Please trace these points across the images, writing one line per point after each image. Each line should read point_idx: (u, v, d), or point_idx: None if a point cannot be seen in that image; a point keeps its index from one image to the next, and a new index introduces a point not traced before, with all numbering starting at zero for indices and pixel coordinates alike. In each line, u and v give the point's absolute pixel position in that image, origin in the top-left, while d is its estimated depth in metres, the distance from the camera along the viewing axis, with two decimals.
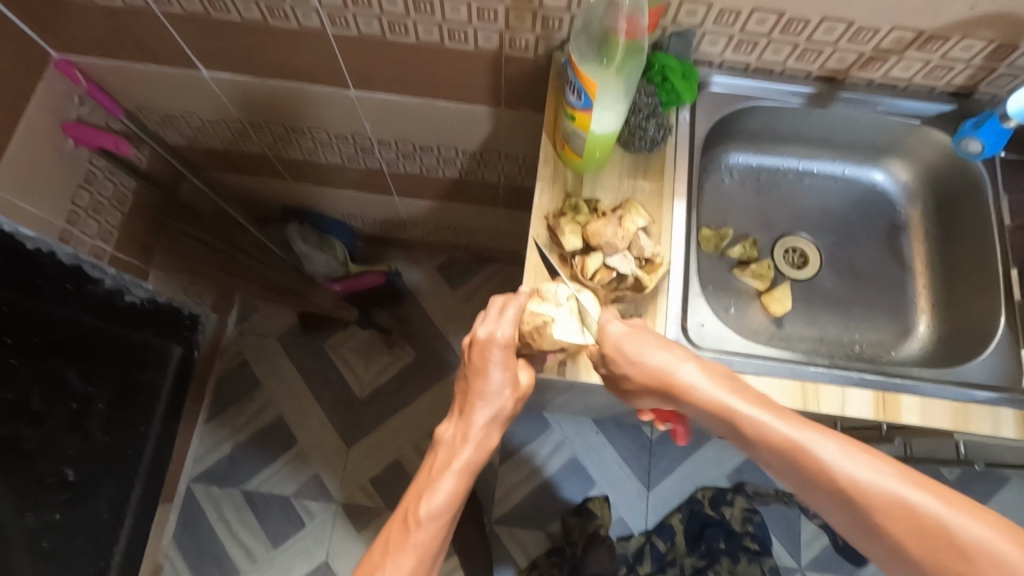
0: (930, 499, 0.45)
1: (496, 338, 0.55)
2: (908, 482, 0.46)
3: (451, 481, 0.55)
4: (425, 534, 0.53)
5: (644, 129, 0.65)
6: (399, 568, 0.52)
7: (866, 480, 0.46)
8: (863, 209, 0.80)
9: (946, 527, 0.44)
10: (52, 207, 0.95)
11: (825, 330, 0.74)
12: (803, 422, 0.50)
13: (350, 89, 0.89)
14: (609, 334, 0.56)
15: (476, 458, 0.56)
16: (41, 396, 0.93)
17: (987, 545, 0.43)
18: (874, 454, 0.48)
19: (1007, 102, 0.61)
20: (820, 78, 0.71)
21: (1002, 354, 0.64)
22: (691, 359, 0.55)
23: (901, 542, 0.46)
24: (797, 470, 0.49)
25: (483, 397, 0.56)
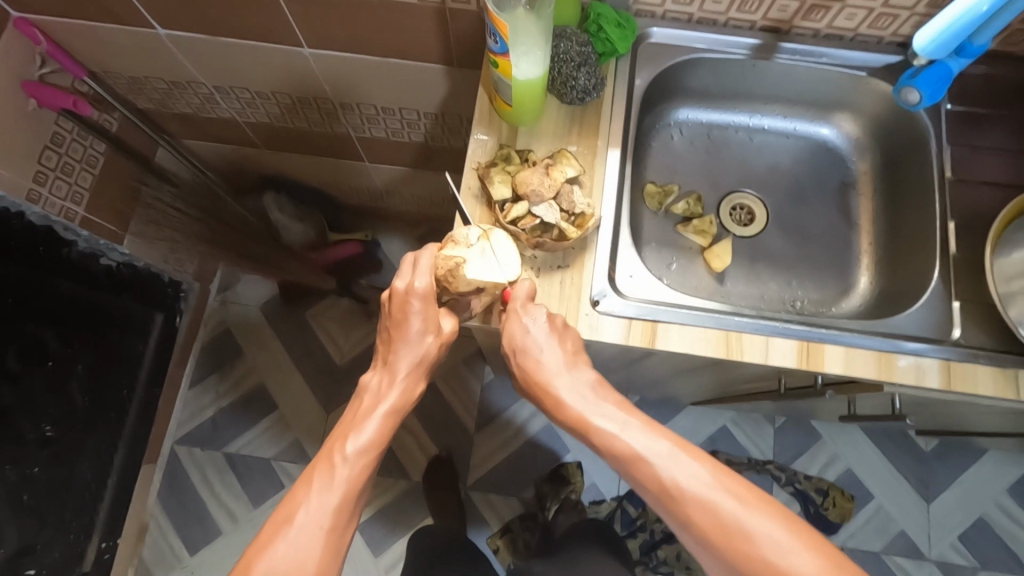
0: (728, 497, 0.51)
1: (414, 290, 0.57)
2: (717, 482, 0.52)
3: (376, 423, 0.58)
4: (349, 470, 0.55)
5: (576, 78, 0.64)
6: (323, 504, 0.54)
7: (685, 483, 0.52)
8: (812, 166, 0.79)
9: (745, 524, 0.50)
10: (19, 168, 0.97)
11: (767, 286, 0.74)
12: (643, 425, 0.55)
13: (304, 47, 0.89)
14: (517, 327, 0.58)
15: (401, 401, 0.59)
16: (17, 356, 0.96)
17: (768, 535, 0.49)
18: (696, 457, 0.53)
19: (914, 39, 0.57)
20: (765, 29, 0.70)
21: (934, 306, 0.63)
22: (568, 367, 0.58)
23: (709, 538, 0.51)
24: (633, 474, 0.54)
25: (407, 344, 0.58)
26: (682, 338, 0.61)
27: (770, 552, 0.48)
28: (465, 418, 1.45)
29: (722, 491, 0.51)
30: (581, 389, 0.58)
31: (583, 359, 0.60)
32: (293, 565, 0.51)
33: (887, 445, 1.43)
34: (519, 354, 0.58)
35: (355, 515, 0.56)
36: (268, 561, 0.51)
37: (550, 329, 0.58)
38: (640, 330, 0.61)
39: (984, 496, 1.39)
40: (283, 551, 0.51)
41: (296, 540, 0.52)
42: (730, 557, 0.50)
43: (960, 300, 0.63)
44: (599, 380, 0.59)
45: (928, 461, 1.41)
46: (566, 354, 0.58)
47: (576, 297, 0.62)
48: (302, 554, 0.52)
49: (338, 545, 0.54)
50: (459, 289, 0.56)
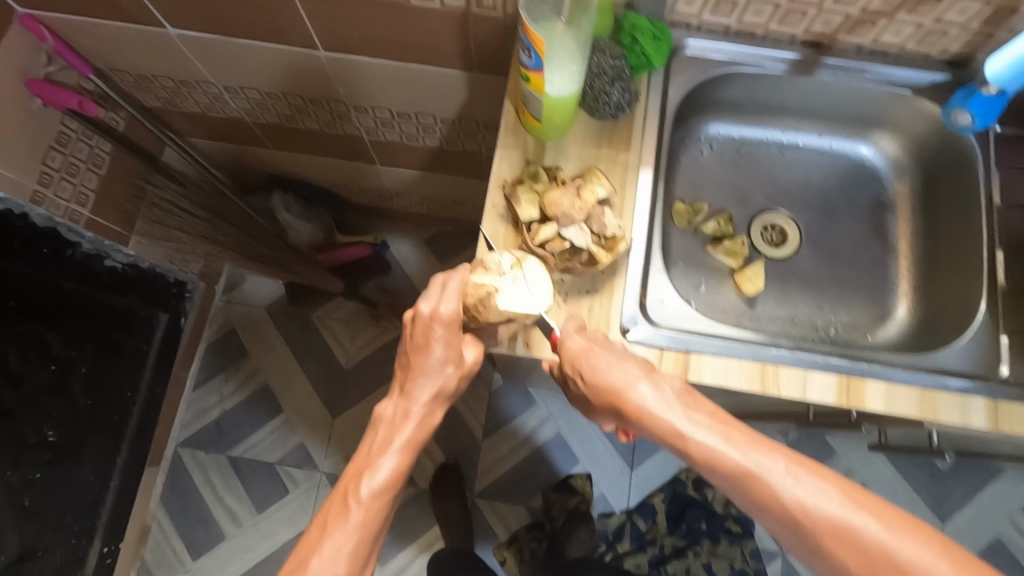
0: (862, 513, 0.45)
1: (439, 317, 0.53)
2: (846, 501, 0.46)
3: (393, 459, 0.54)
4: (365, 510, 0.53)
5: (609, 94, 0.61)
6: (339, 548, 0.52)
7: (816, 504, 0.46)
8: (848, 185, 0.75)
9: (891, 550, 0.43)
10: (23, 167, 0.94)
11: (799, 311, 0.71)
12: (748, 440, 0.50)
13: (319, 49, 0.86)
14: (573, 352, 0.55)
15: (417, 434, 0.56)
16: (19, 356, 0.94)
17: (920, 562, 0.43)
18: (822, 475, 0.47)
19: (988, 65, 0.55)
20: (805, 43, 0.67)
21: (979, 339, 0.60)
22: (651, 379, 0.53)
23: (847, 566, 0.45)
24: (745, 493, 0.48)
25: (426, 375, 0.55)
26: (717, 370, 0.58)
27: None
28: (473, 426, 1.42)
29: (858, 509, 0.45)
30: (668, 398, 0.52)
31: (663, 369, 0.55)
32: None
33: (901, 460, 1.41)
34: (586, 371, 0.54)
35: (371, 553, 0.55)
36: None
37: (603, 348, 0.55)
38: (671, 360, 0.58)
39: (1000, 515, 1.36)
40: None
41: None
42: None
43: (1007, 334, 0.60)
44: (685, 389, 0.54)
45: (944, 478, 1.39)
46: (642, 364, 0.54)
47: (605, 325, 0.59)
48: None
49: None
50: (486, 321, 0.53)
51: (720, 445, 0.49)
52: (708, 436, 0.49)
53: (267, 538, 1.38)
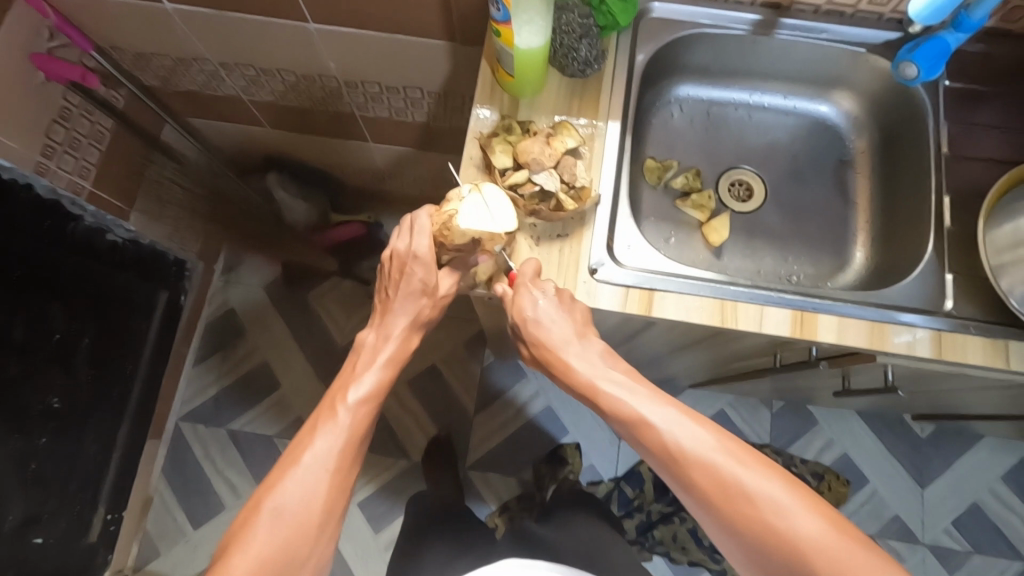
0: (728, 456, 0.53)
1: (413, 250, 0.61)
2: (719, 445, 0.53)
3: (377, 373, 0.62)
4: (352, 414, 0.59)
5: (577, 50, 0.64)
6: (329, 445, 0.57)
7: (689, 446, 0.54)
8: (811, 143, 0.79)
9: (742, 483, 0.51)
10: (27, 141, 0.98)
11: (763, 261, 0.75)
12: (649, 395, 0.58)
13: (310, 23, 0.90)
14: (525, 302, 0.59)
15: (397, 355, 0.64)
16: (24, 328, 0.97)
17: (768, 494, 0.50)
18: (701, 424, 0.55)
19: (910, 6, 0.61)
20: (766, 5, 0.71)
21: (927, 278, 0.64)
22: (579, 338, 0.60)
23: (708, 498, 0.52)
24: (637, 437, 0.57)
25: (403, 301, 0.63)
26: (679, 306, 0.62)
27: (766, 507, 0.50)
28: (466, 399, 1.46)
29: (722, 451, 0.53)
30: (589, 357, 0.61)
31: (592, 331, 0.62)
32: (303, 501, 0.54)
33: (883, 431, 1.45)
34: (531, 325, 0.60)
35: (357, 460, 0.60)
36: (278, 499, 0.54)
37: (558, 305, 0.60)
38: (636, 297, 0.62)
39: (978, 482, 1.40)
40: (293, 490, 0.55)
41: (304, 479, 0.55)
42: (729, 515, 0.51)
43: (953, 274, 0.64)
44: (608, 351, 0.62)
45: (923, 447, 1.43)
46: (576, 324, 0.60)
47: (574, 266, 0.63)
48: (311, 491, 0.55)
49: (343, 486, 0.57)
50: (453, 243, 0.58)
51: (621, 396, 0.58)
52: (614, 390, 0.58)
53: None
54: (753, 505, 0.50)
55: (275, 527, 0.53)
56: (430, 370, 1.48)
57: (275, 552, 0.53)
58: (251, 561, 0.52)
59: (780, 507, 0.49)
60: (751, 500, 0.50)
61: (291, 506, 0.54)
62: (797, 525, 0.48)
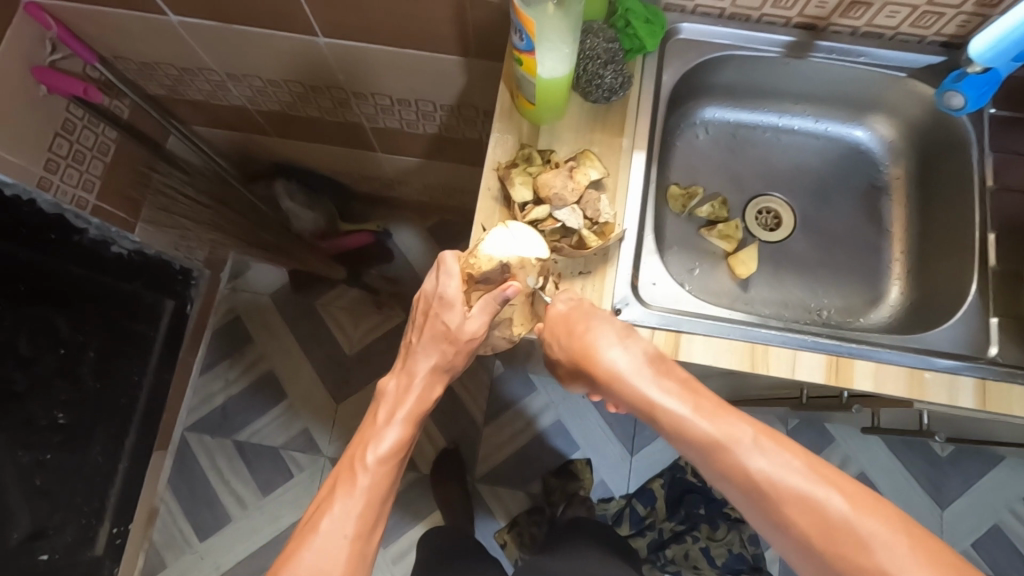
0: (826, 487, 0.46)
1: (440, 291, 0.56)
2: (812, 475, 0.47)
3: (397, 428, 0.57)
4: (372, 474, 0.55)
5: (602, 77, 0.61)
6: (348, 510, 0.53)
7: (776, 475, 0.47)
8: (844, 169, 0.76)
9: (849, 523, 0.44)
10: (29, 154, 0.96)
11: (792, 293, 0.72)
12: (719, 411, 0.51)
13: (319, 36, 0.86)
14: (553, 311, 0.58)
15: (418, 407, 0.58)
16: (28, 340, 0.95)
17: (881, 538, 0.43)
18: (786, 447, 0.48)
19: (969, 44, 0.55)
20: (800, 26, 0.67)
21: (970, 320, 0.61)
22: (621, 340, 0.56)
23: (806, 535, 0.46)
24: (709, 461, 0.50)
25: (426, 348, 0.58)
26: (707, 350, 0.59)
27: (880, 552, 0.43)
28: (475, 412, 1.44)
29: (822, 484, 0.46)
30: (641, 367, 0.54)
31: (635, 335, 0.57)
32: (321, 572, 0.51)
33: (901, 448, 1.41)
34: (563, 330, 0.57)
35: (378, 520, 0.56)
36: (296, 568, 0.51)
37: (591, 311, 0.57)
38: (662, 340, 0.59)
39: (999, 503, 1.37)
40: (311, 560, 0.51)
41: (323, 548, 0.52)
42: (834, 557, 0.45)
43: (998, 317, 0.61)
44: (662, 358, 0.55)
45: (943, 466, 1.39)
46: (616, 328, 0.56)
47: (597, 305, 0.60)
48: (329, 560, 0.51)
49: (364, 551, 0.54)
50: (481, 273, 0.54)
51: (689, 414, 0.51)
52: (679, 407, 0.51)
53: (273, 520, 1.40)
54: (865, 550, 0.43)
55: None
56: None
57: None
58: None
59: (899, 554, 0.43)
60: (862, 544, 0.44)
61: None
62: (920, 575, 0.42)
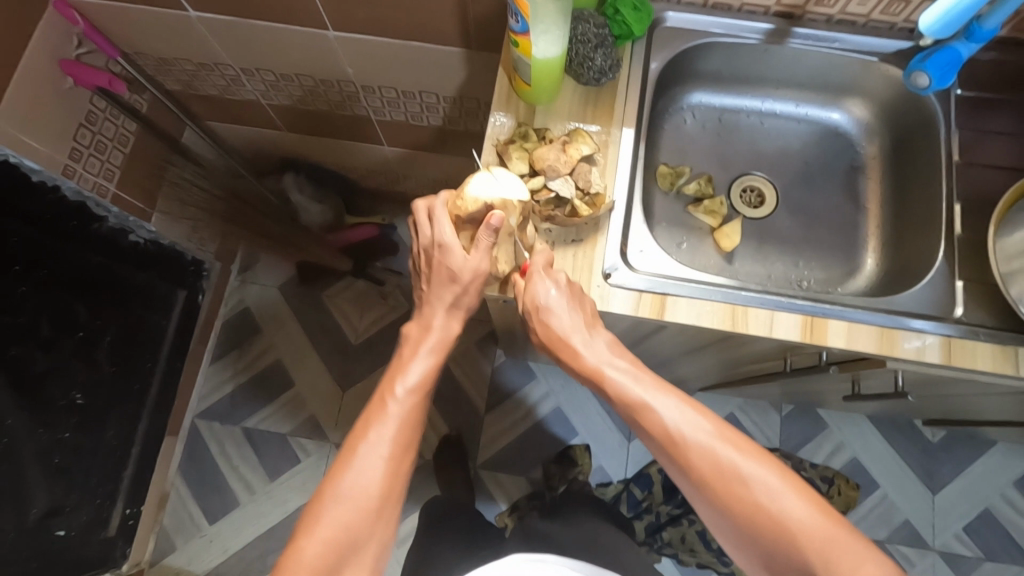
0: (726, 444, 0.54)
1: (437, 237, 0.60)
2: (717, 432, 0.55)
3: (422, 363, 0.62)
4: (401, 405, 0.61)
5: (592, 59, 0.66)
6: (381, 436, 0.59)
7: (687, 431, 0.55)
8: (823, 150, 0.80)
9: (740, 470, 0.53)
10: (54, 144, 1.02)
11: (774, 265, 0.76)
12: (651, 381, 0.59)
13: (329, 30, 0.92)
14: (536, 290, 0.60)
15: (439, 344, 0.64)
16: (49, 323, 0.99)
17: (762, 481, 0.52)
18: (700, 410, 0.56)
19: (921, 18, 0.60)
20: (778, 15, 0.72)
21: (937, 285, 0.65)
22: (588, 330, 0.61)
23: (704, 478, 0.54)
24: (637, 420, 0.58)
25: (438, 291, 0.62)
26: (690, 310, 0.63)
27: (759, 491, 0.52)
28: (477, 400, 1.48)
29: (723, 440, 0.54)
30: (595, 343, 0.60)
31: (599, 323, 0.63)
32: (361, 487, 0.57)
33: (893, 435, 1.45)
34: (541, 313, 0.60)
35: (412, 445, 0.62)
36: (338, 486, 0.57)
37: (569, 297, 0.61)
38: (649, 301, 0.64)
39: (990, 489, 1.40)
40: (353, 478, 0.57)
41: (362, 468, 0.58)
42: (722, 497, 0.53)
43: (964, 280, 0.65)
44: (615, 341, 0.62)
45: (935, 452, 1.42)
46: (585, 315, 0.61)
47: (588, 270, 0.65)
48: (367, 478, 0.57)
49: (400, 471, 0.60)
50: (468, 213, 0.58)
51: (624, 381, 0.58)
52: (615, 372, 0.59)
53: (280, 505, 1.44)
54: (748, 488, 0.52)
55: (340, 513, 0.56)
56: (442, 370, 1.50)
57: (342, 536, 0.56)
58: (319, 543, 0.55)
59: (773, 492, 0.51)
60: (746, 485, 0.52)
61: (351, 494, 0.57)
62: (790, 508, 0.51)
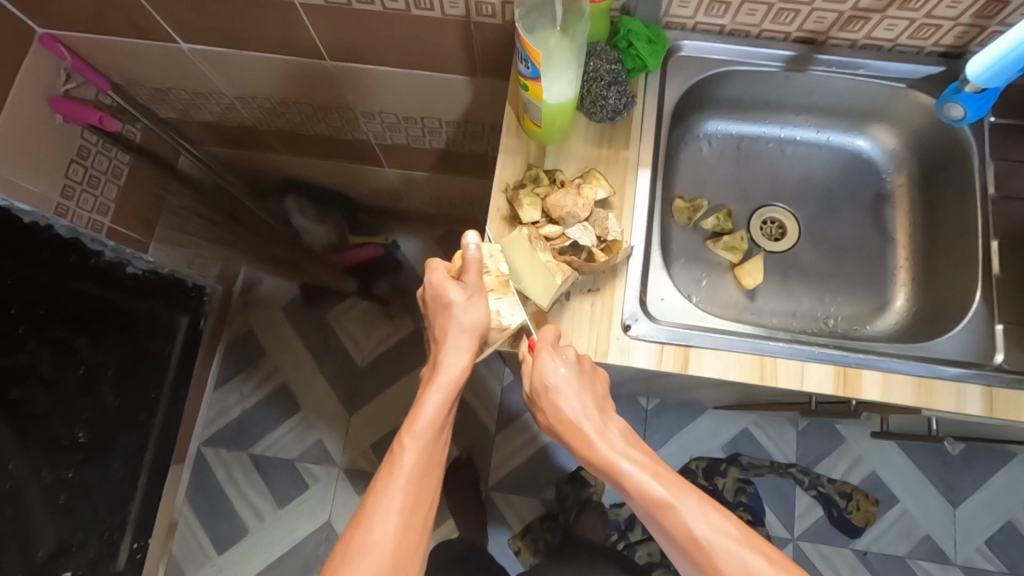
0: (754, 552, 0.50)
1: (437, 290, 0.57)
2: (744, 541, 0.51)
3: (433, 402, 0.55)
4: (414, 450, 0.54)
5: (606, 98, 0.62)
6: (393, 490, 0.53)
7: (714, 539, 0.51)
8: (848, 178, 0.76)
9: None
10: (47, 181, 0.98)
11: (800, 303, 0.73)
12: (672, 479, 0.54)
13: (326, 59, 0.88)
14: (543, 368, 0.56)
15: (452, 373, 0.56)
16: (51, 361, 0.96)
17: None
18: (725, 514, 0.52)
19: (969, 62, 0.57)
20: (800, 40, 0.68)
21: (975, 328, 0.62)
22: (598, 413, 0.57)
23: None
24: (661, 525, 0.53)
25: (447, 322, 0.56)
26: (715, 363, 0.60)
27: None
28: (486, 421, 1.45)
29: (752, 550, 0.50)
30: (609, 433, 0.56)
31: (609, 403, 0.59)
32: (375, 550, 0.50)
33: (912, 447, 1.42)
34: (552, 395, 0.57)
35: (428, 497, 0.54)
36: (351, 550, 0.50)
37: (580, 375, 0.57)
38: (672, 355, 0.60)
39: (1012, 500, 1.37)
40: (365, 539, 0.51)
41: (374, 526, 0.51)
42: None
43: (1004, 323, 0.61)
44: (627, 429, 0.58)
45: (955, 464, 1.40)
46: (596, 398, 0.57)
47: (606, 322, 0.61)
48: (380, 539, 0.51)
49: (417, 527, 0.53)
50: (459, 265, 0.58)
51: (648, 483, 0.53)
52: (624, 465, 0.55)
53: (290, 531, 1.42)
54: None
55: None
56: None
57: None
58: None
59: None
60: None
61: (364, 557, 0.50)
62: None
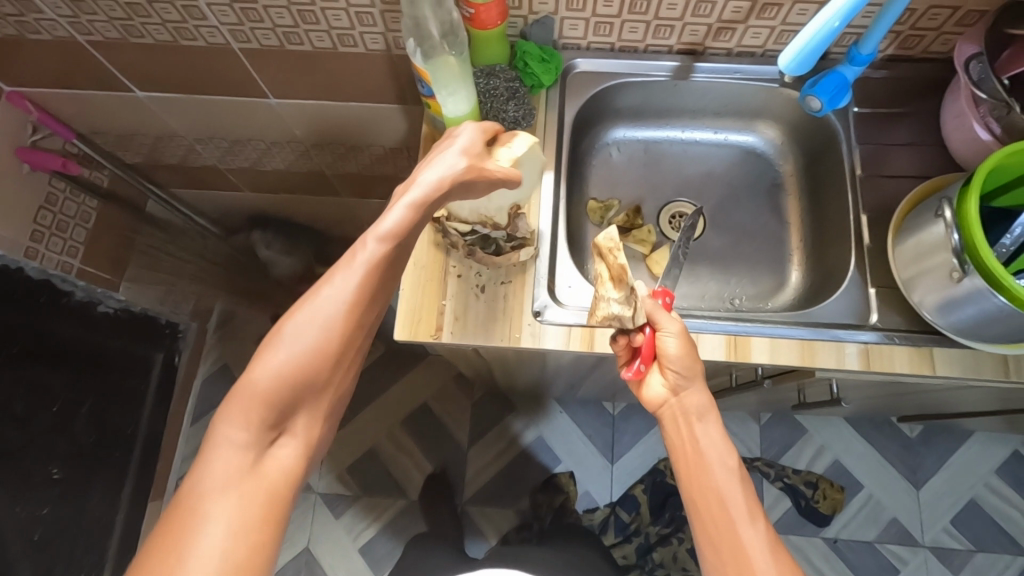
0: (733, 487, 0.56)
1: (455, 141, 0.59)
2: (733, 477, 0.57)
3: (400, 211, 0.53)
4: (373, 253, 0.52)
5: (506, 111, 0.70)
6: (345, 280, 0.51)
7: (712, 459, 0.58)
8: (744, 172, 0.84)
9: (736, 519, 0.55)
10: (18, 228, 1.05)
11: (707, 287, 0.79)
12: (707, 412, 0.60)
13: (271, 97, 0.96)
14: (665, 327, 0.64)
15: (425, 196, 0.54)
16: (23, 399, 1.00)
17: (754, 539, 0.54)
18: (731, 448, 0.59)
19: (779, 58, 0.61)
20: (682, 52, 0.77)
21: (852, 294, 0.68)
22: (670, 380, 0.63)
23: (706, 513, 0.56)
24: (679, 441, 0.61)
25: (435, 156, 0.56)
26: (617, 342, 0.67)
27: (750, 548, 0.53)
28: (459, 436, 1.48)
29: (735, 485, 0.57)
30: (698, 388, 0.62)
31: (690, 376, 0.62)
32: (312, 333, 0.49)
33: (872, 433, 1.46)
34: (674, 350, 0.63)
35: (375, 306, 0.53)
36: (292, 320, 0.50)
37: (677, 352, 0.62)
38: (578, 336, 0.67)
39: (974, 478, 1.41)
40: (306, 317, 0.50)
41: (316, 311, 0.50)
42: (712, 529, 0.55)
43: (877, 287, 0.67)
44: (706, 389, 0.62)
45: (916, 447, 1.44)
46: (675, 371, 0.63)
47: (519, 309, 0.68)
48: (322, 324, 0.50)
49: (358, 330, 0.52)
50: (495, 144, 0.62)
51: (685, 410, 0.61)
52: (728, 486, 0.57)
53: None
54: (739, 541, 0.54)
55: (287, 360, 0.49)
56: (422, 409, 1.51)
57: (282, 379, 0.49)
58: (266, 375, 0.48)
59: (755, 544, 0.53)
60: (736, 526, 0.54)
61: (301, 332, 0.49)
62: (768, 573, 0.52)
